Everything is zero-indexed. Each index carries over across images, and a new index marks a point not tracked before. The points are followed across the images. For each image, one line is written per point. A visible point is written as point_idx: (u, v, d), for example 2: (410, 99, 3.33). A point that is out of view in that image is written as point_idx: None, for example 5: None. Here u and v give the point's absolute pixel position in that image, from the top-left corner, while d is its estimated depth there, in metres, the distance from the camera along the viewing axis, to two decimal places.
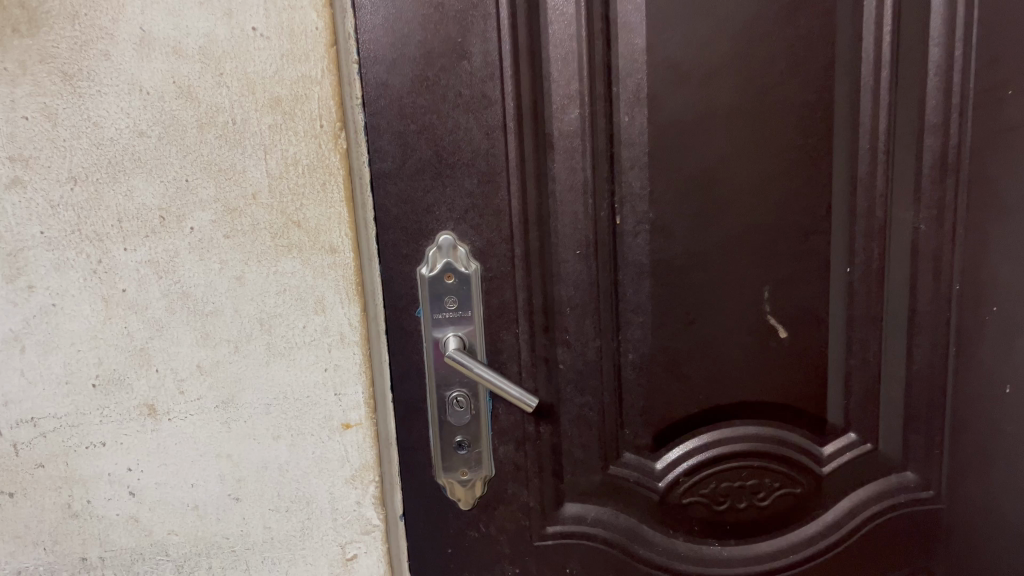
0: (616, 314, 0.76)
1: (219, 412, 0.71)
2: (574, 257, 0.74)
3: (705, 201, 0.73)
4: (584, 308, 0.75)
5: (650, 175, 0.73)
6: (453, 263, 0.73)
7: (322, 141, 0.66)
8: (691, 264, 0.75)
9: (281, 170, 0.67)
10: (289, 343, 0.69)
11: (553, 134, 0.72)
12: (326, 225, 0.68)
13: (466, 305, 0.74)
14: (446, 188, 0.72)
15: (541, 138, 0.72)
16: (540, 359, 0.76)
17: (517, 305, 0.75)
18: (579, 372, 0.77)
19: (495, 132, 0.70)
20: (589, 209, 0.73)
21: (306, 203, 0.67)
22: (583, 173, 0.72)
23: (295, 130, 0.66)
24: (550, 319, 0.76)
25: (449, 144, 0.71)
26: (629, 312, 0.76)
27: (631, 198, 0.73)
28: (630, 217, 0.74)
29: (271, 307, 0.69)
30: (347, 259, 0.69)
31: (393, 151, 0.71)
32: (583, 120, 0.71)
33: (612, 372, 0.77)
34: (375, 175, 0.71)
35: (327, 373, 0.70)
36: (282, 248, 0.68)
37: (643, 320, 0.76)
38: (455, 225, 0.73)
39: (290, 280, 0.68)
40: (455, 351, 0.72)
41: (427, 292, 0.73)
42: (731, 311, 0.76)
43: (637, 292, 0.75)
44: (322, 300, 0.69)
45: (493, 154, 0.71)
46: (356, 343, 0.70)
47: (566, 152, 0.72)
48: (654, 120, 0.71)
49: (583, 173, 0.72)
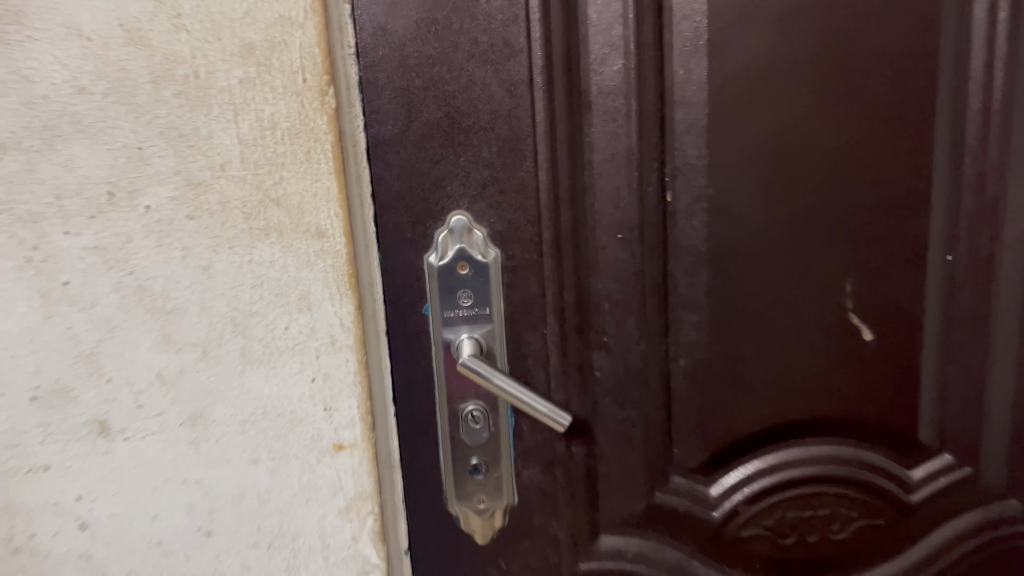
0: (666, 312, 0.63)
1: (185, 431, 0.58)
2: (615, 243, 0.61)
3: (774, 175, 0.60)
4: (626, 304, 0.62)
5: (708, 142, 0.60)
6: (468, 250, 0.60)
7: (305, 99, 0.54)
8: (755, 252, 0.62)
9: (255, 135, 0.54)
10: (267, 348, 0.57)
11: (591, 91, 0.59)
12: (310, 202, 0.55)
13: (484, 301, 0.61)
14: (459, 159, 0.59)
15: (575, 97, 0.59)
16: (574, 365, 0.63)
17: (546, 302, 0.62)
18: (620, 381, 0.64)
19: (521, 90, 0.57)
20: (637, 184, 0.60)
21: (287, 176, 0.55)
22: (628, 140, 0.59)
23: (271, 85, 0.54)
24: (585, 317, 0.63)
25: (463, 105, 0.58)
26: (679, 309, 0.63)
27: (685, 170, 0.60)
28: (684, 194, 0.61)
29: (246, 304, 0.57)
30: (337, 244, 0.56)
31: (394, 112, 0.58)
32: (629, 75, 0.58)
33: (659, 381, 0.65)
34: (371, 142, 0.58)
35: (315, 384, 0.58)
36: (259, 233, 0.56)
37: (700, 319, 0.63)
38: (470, 203, 0.60)
39: (267, 271, 0.56)
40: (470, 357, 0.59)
41: (437, 285, 0.60)
42: (805, 306, 0.63)
43: (690, 285, 0.63)
44: (307, 296, 0.57)
45: (517, 116, 0.58)
46: (349, 348, 0.58)
47: (607, 114, 0.59)
48: (714, 74, 0.58)
49: (629, 139, 0.59)
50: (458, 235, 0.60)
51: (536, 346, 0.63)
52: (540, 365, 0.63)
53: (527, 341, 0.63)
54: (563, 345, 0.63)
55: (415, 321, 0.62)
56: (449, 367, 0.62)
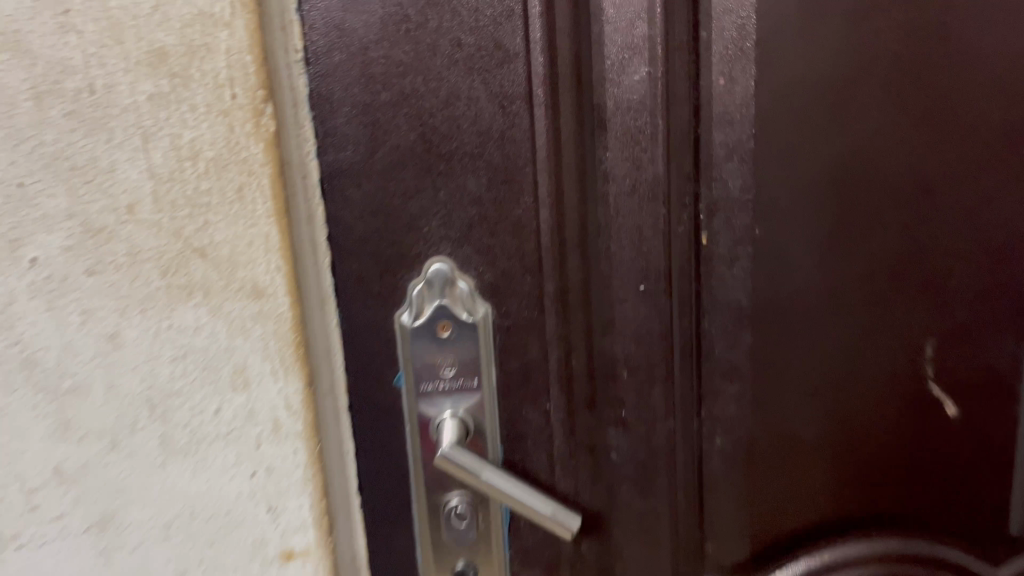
0: (698, 380, 0.51)
1: (91, 539, 0.46)
2: (635, 297, 0.49)
3: (836, 212, 0.49)
4: (649, 372, 0.50)
5: (754, 171, 0.47)
6: (449, 307, 0.47)
7: (234, 120, 0.41)
8: (811, 307, 0.50)
9: (171, 166, 0.42)
10: (193, 435, 0.45)
11: (606, 107, 0.46)
12: (244, 252, 0.43)
13: (471, 370, 0.48)
14: (439, 193, 0.46)
15: (588, 115, 0.46)
16: (583, 446, 0.51)
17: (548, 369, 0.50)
18: (639, 466, 0.51)
19: (516, 105, 0.45)
20: (666, 223, 0.48)
21: (214, 219, 0.43)
22: (653, 168, 0.47)
23: (191, 103, 0.41)
24: (597, 388, 0.50)
25: (443, 124, 0.45)
26: (715, 377, 0.51)
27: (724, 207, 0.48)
28: (723, 237, 0.49)
29: (165, 381, 0.44)
30: (280, 305, 0.44)
31: (355, 135, 0.45)
32: (654, 86, 0.46)
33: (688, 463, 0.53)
34: (327, 173, 0.45)
35: (255, 480, 0.46)
36: (179, 291, 0.43)
37: (744, 390, 0.51)
38: (453, 248, 0.47)
39: (191, 339, 0.44)
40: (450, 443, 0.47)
41: (410, 351, 0.48)
42: (871, 373, 0.51)
43: (729, 348, 0.50)
44: (243, 370, 0.45)
45: (512, 138, 0.46)
46: (298, 432, 0.46)
47: (626, 135, 0.46)
48: (763, 88, 0.46)
49: (654, 167, 0.47)
50: (437, 289, 0.47)
51: (536, 423, 0.50)
52: (541, 445, 0.51)
53: (524, 417, 0.50)
54: (570, 422, 0.51)
55: (385, 395, 0.49)
56: (427, 451, 0.50)
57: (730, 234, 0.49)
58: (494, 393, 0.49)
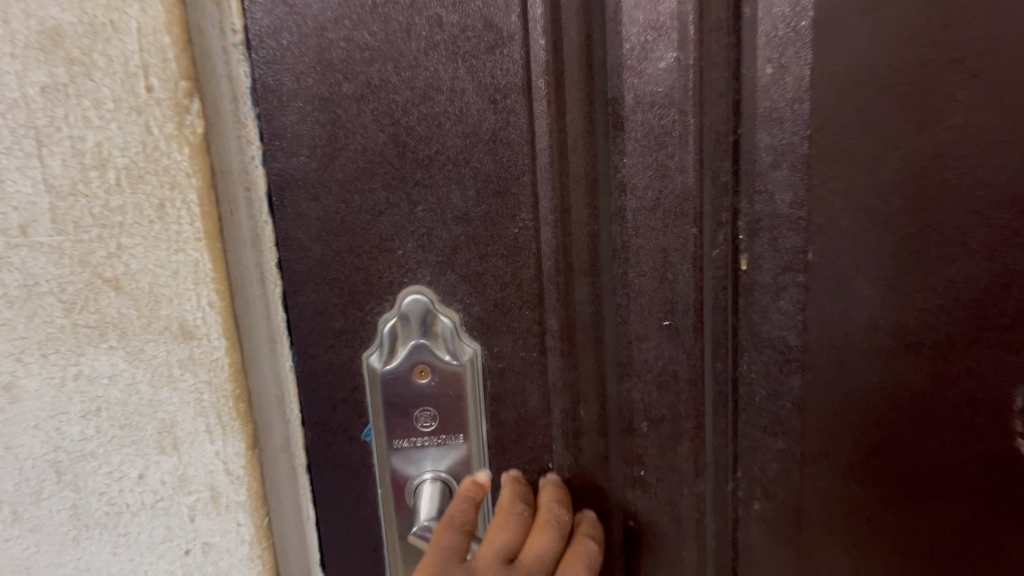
0: (733, 431, 0.43)
1: None
2: (658, 332, 0.41)
3: (915, 230, 0.37)
4: (673, 423, 0.43)
5: (806, 180, 0.38)
6: (430, 347, 0.39)
7: (150, 118, 0.33)
8: (878, 349, 0.39)
9: (73, 178, 0.33)
10: (111, 506, 0.37)
11: (625, 102, 0.38)
12: (169, 283, 0.34)
13: (455, 424, 0.40)
14: (415, 208, 0.37)
15: (602, 112, 0.38)
16: (595, 507, 0.44)
17: (550, 423, 0.41)
18: (660, 529, 0.44)
19: (511, 98, 0.36)
20: (697, 244, 0.40)
21: (130, 243, 0.34)
22: (682, 177, 0.38)
23: (94, 98, 0.32)
24: (612, 441, 0.44)
25: (420, 123, 0.36)
26: (755, 430, 0.43)
27: (768, 226, 0.39)
28: (767, 262, 0.40)
29: (75, 442, 0.36)
30: (214, 348, 0.35)
31: (310, 136, 0.36)
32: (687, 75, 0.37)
33: (719, 526, 0.45)
34: (276, 184, 0.36)
35: (190, 558, 0.38)
36: (89, 332, 0.35)
37: (790, 447, 0.42)
38: (434, 276, 0.38)
39: (104, 392, 0.36)
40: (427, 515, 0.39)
41: (380, 401, 0.39)
42: (957, 446, 0.40)
43: (773, 397, 0.42)
44: (170, 428, 0.36)
45: (506, 140, 0.36)
46: (240, 504, 0.37)
47: (649, 136, 0.38)
48: (819, 79, 0.36)
49: (683, 176, 0.38)
50: (413, 325, 0.39)
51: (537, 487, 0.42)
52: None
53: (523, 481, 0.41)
54: (579, 482, 0.43)
55: (351, 454, 0.40)
56: (403, 520, 0.41)
57: (777, 257, 0.40)
58: (484, 452, 0.41)
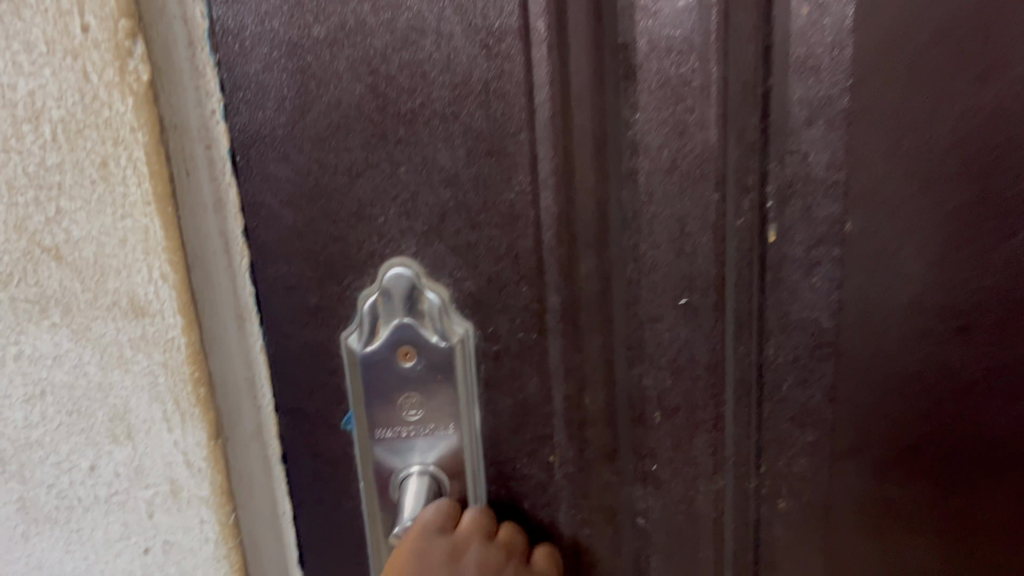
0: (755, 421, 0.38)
1: None
2: (674, 312, 0.36)
3: (975, 199, 0.34)
4: (691, 414, 0.37)
5: (845, 140, 0.33)
6: (417, 326, 0.34)
7: (88, 63, 0.28)
8: (923, 329, 0.36)
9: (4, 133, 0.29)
10: (62, 499, 0.34)
11: (638, 48, 0.32)
12: (115, 253, 0.30)
13: (445, 413, 0.36)
14: (398, 169, 0.33)
15: (612, 61, 0.32)
16: (601, 510, 0.38)
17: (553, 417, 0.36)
18: (674, 530, 0.40)
19: (506, 42, 0.31)
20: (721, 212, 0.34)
21: (70, 207, 0.30)
22: (704, 136, 0.33)
23: (24, 39, 0.28)
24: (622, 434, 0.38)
25: (402, 72, 0.31)
26: (781, 421, 0.38)
27: (798, 192, 0.35)
28: (799, 233, 0.35)
29: (20, 428, 0.33)
30: (170, 328, 0.31)
31: (277, 85, 0.31)
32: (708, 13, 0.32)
33: (739, 525, 0.40)
34: (240, 141, 0.32)
35: (150, 557, 0.34)
36: (29, 307, 0.31)
37: (817, 441, 0.38)
38: (420, 247, 0.34)
39: (49, 374, 0.32)
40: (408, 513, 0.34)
41: (361, 386, 0.35)
42: (997, 430, 0.37)
43: (799, 384, 0.37)
44: (124, 415, 0.32)
45: (501, 91, 0.32)
46: (203, 499, 0.33)
47: (665, 87, 0.33)
48: (869, 23, 0.32)
49: (704, 133, 0.33)
50: (396, 303, 0.34)
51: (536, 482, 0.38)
52: (544, 509, 0.38)
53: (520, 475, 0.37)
54: (585, 484, 0.37)
55: (330, 442, 0.36)
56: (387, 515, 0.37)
57: (811, 226, 0.35)
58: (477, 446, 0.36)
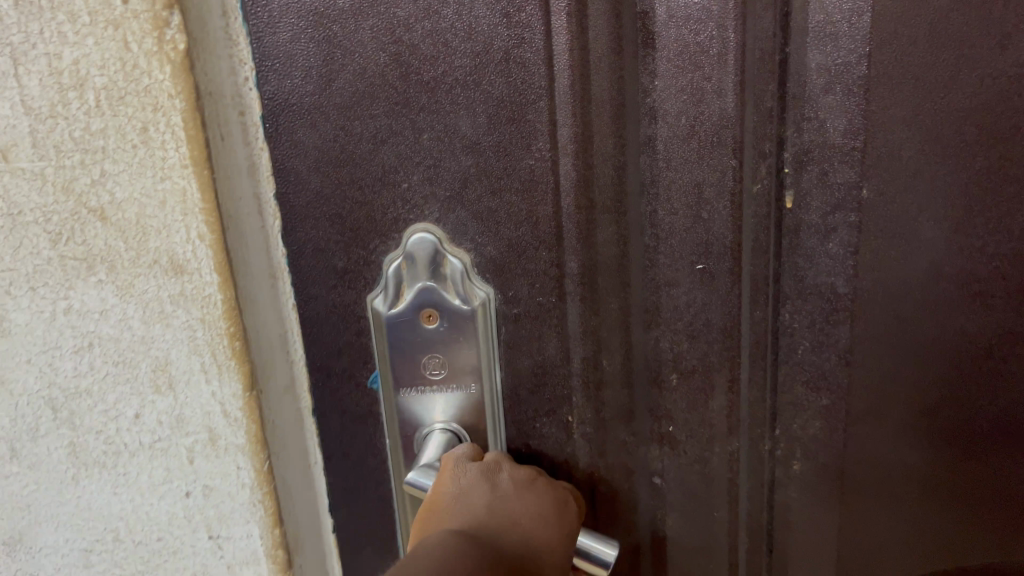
0: (767, 383, 0.39)
1: (6, 558, 0.38)
2: (690, 278, 0.37)
3: (1000, 169, 0.34)
4: (706, 377, 0.38)
5: (864, 108, 0.34)
6: (440, 291, 0.36)
7: (129, 34, 0.30)
8: (944, 298, 0.36)
9: (53, 100, 0.31)
10: (109, 445, 0.36)
11: (655, 16, 0.33)
12: (157, 214, 0.32)
13: (466, 373, 0.37)
14: (420, 137, 0.34)
15: (631, 30, 0.34)
16: (618, 469, 0.40)
17: (570, 379, 0.37)
18: (689, 490, 0.41)
19: (526, 11, 0.32)
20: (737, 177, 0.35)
21: (114, 170, 0.32)
22: (718, 102, 0.34)
23: (68, 10, 0.30)
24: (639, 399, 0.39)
25: (424, 40, 0.32)
26: (796, 386, 0.39)
27: (816, 158, 0.35)
28: (815, 199, 0.36)
29: (69, 378, 0.35)
30: (208, 286, 0.33)
31: (304, 54, 0.33)
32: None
33: (756, 488, 0.41)
34: (270, 109, 0.34)
35: (191, 500, 0.37)
36: (77, 264, 0.33)
37: (835, 406, 0.39)
38: (443, 213, 0.35)
39: (96, 327, 0.34)
40: (428, 463, 0.37)
41: (387, 347, 0.37)
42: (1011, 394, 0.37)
43: (815, 349, 0.38)
44: (167, 367, 0.34)
45: (522, 60, 0.32)
46: (240, 447, 0.35)
47: (683, 54, 0.34)
48: None
49: (720, 101, 0.34)
50: (418, 266, 0.36)
51: (555, 443, 0.39)
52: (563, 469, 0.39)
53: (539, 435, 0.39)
54: (602, 444, 0.39)
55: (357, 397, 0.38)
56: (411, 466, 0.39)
57: (826, 192, 0.36)
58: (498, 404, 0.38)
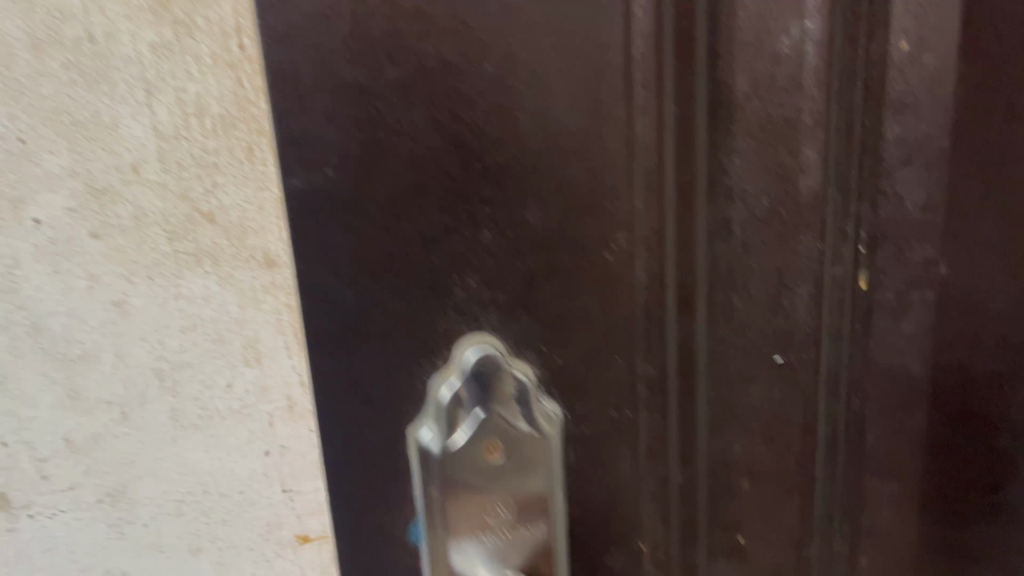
0: (840, 468, 0.46)
1: (105, 510, 0.45)
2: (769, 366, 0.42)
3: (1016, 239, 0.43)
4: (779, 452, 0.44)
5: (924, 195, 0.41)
6: (500, 428, 0.38)
7: (242, 74, 0.38)
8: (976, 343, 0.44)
9: (176, 124, 0.38)
10: (204, 410, 0.43)
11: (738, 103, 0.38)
12: (256, 219, 0.40)
13: (524, 500, 0.40)
14: (480, 230, 0.36)
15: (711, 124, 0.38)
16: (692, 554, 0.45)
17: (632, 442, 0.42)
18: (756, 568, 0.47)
19: (606, 93, 0.35)
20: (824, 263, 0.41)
21: (222, 181, 0.39)
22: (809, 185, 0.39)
23: (195, 54, 0.38)
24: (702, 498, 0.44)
25: (488, 119, 0.35)
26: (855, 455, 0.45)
27: (890, 236, 0.42)
28: (885, 271, 0.42)
29: (175, 352, 0.42)
30: (294, 277, 0.41)
31: (353, 146, 0.34)
32: (816, 56, 0.37)
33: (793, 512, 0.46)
34: (322, 207, 0.35)
35: (269, 459, 0.44)
36: (188, 258, 0.40)
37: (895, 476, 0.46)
38: (498, 304, 0.38)
39: (200, 310, 0.41)
40: None
41: (444, 485, 0.39)
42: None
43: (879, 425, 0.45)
44: (256, 344, 0.42)
45: (596, 151, 0.36)
46: (313, 413, 0.43)
47: (765, 133, 0.38)
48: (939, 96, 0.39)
49: (807, 179, 0.39)
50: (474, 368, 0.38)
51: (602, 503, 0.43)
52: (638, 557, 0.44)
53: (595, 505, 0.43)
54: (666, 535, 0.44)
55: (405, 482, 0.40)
56: None
57: (900, 273, 0.42)
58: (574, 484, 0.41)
